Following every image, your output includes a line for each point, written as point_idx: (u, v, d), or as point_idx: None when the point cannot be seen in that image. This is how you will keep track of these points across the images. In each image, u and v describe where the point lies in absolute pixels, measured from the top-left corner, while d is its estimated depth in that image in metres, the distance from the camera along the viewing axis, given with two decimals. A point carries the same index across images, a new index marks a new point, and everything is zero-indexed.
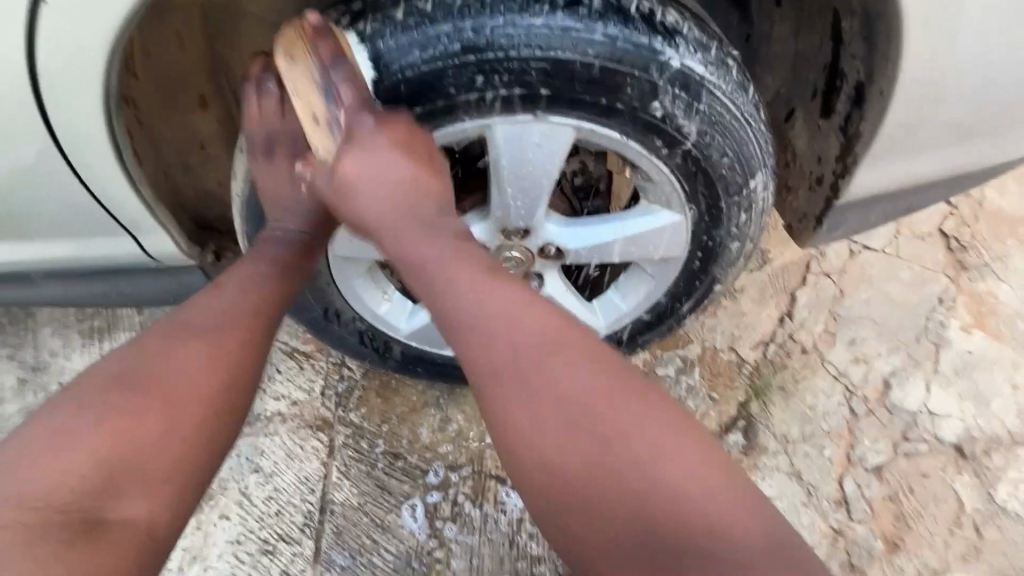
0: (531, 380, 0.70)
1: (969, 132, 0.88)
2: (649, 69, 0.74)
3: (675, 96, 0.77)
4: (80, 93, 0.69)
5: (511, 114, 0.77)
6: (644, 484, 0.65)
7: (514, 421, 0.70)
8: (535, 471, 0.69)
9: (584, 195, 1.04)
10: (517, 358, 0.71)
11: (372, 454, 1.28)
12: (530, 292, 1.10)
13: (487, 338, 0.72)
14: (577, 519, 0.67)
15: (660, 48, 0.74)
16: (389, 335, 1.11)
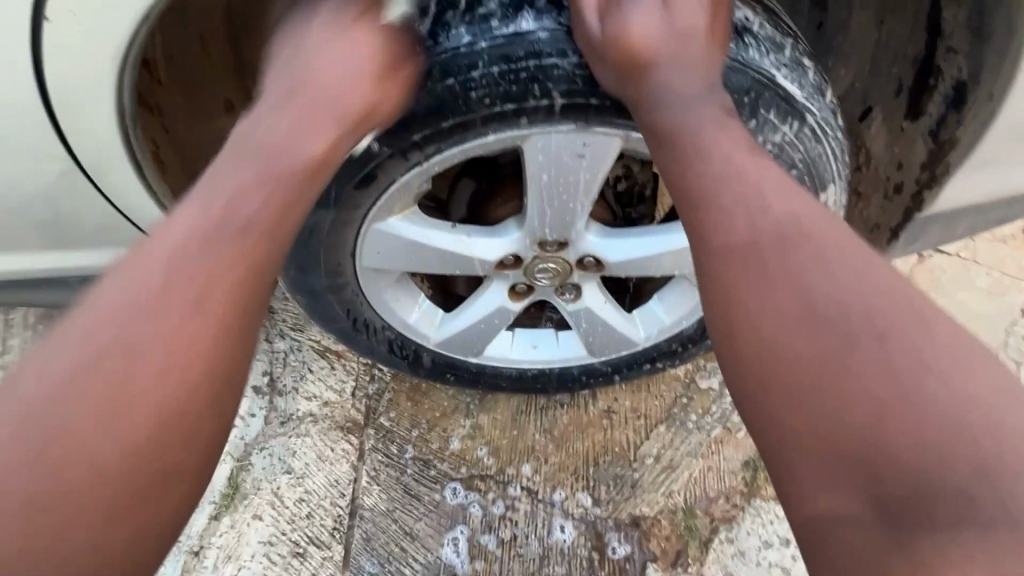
0: (826, 330, 0.52)
1: None
2: (740, 83, 0.66)
3: (769, 110, 0.68)
4: (91, 105, 0.69)
5: (546, 125, 0.69)
6: (957, 444, 0.45)
7: (775, 382, 0.52)
8: (778, 435, 0.52)
9: (628, 201, 0.96)
10: (817, 305, 0.53)
11: (402, 459, 1.26)
12: (566, 303, 1.04)
13: (810, 282, 0.54)
14: (818, 486, 0.49)
15: (749, 57, 0.65)
16: (420, 344, 1.07)
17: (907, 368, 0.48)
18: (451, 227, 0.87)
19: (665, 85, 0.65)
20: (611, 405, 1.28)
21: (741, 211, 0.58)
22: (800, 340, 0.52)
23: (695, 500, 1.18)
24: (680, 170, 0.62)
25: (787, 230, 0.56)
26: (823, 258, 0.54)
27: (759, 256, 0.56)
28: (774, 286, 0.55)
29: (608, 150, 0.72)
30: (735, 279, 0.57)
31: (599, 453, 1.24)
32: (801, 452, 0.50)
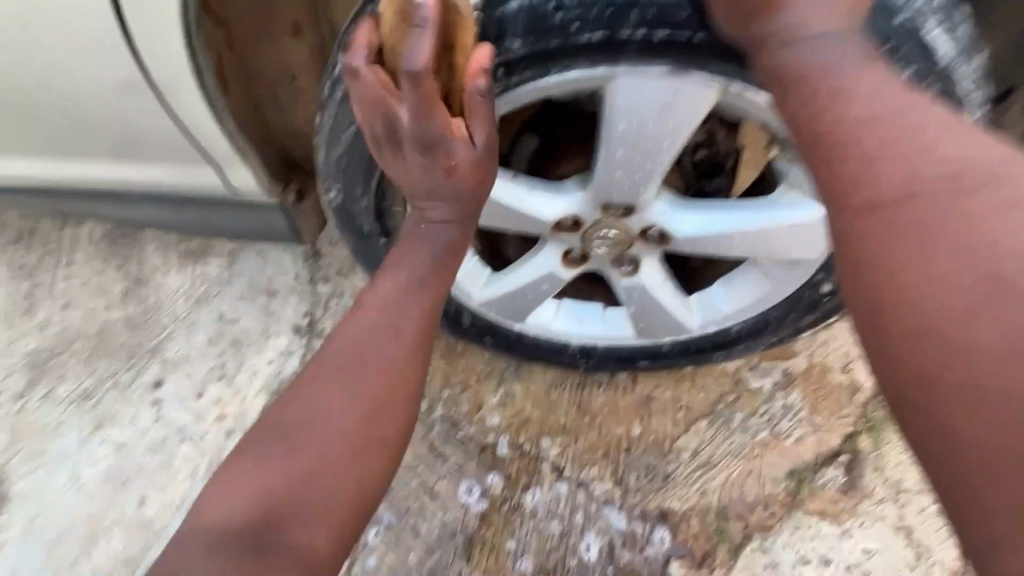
0: (1021, 316, 0.43)
1: None
2: (893, 47, 0.57)
3: (917, 78, 0.58)
4: (156, 2, 0.66)
5: (637, 64, 0.62)
6: None
7: (959, 387, 0.44)
8: (964, 450, 0.43)
9: (705, 173, 0.87)
10: (994, 276, 0.44)
11: (430, 417, 1.24)
12: (621, 277, 0.97)
13: (996, 250, 0.45)
14: (1021, 527, 0.41)
15: (903, 11, 0.56)
16: (463, 302, 1.04)
17: None
18: (511, 178, 0.82)
19: (795, 27, 0.56)
20: (652, 393, 1.21)
21: (903, 171, 0.49)
22: (983, 323, 0.44)
23: (729, 503, 1.12)
24: (813, 116, 0.54)
25: (965, 183, 0.47)
26: (1008, 217, 0.45)
27: (926, 219, 0.47)
28: (951, 258, 0.46)
29: (701, 102, 0.64)
30: (886, 244, 0.49)
31: (632, 439, 1.18)
32: (986, 473, 0.42)
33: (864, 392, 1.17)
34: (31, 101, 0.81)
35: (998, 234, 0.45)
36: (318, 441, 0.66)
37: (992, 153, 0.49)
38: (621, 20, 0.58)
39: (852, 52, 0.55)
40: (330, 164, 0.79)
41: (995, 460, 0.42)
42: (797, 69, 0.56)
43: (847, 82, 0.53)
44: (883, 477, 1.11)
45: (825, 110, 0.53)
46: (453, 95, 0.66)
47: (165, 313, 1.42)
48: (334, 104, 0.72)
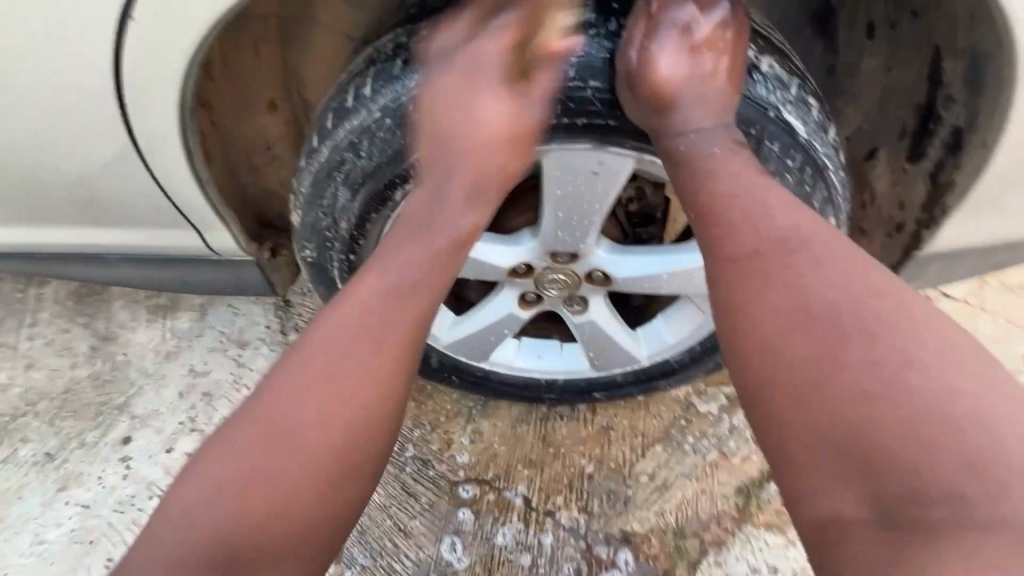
0: (818, 341, 0.57)
1: None
2: (761, 125, 0.72)
3: (784, 148, 0.72)
4: (156, 97, 0.76)
5: (568, 140, 0.74)
6: (936, 437, 0.50)
7: (780, 391, 0.58)
8: (788, 437, 0.57)
9: (640, 221, 0.99)
10: (808, 309, 0.59)
11: (401, 457, 1.30)
12: (572, 315, 1.07)
13: (806, 289, 0.60)
14: (827, 492, 0.55)
15: (764, 97, 0.71)
16: (430, 344, 1.12)
17: (902, 369, 0.53)
18: None
19: (686, 119, 0.73)
20: (610, 422, 1.30)
21: (745, 230, 0.64)
22: (797, 345, 0.58)
23: (686, 521, 1.20)
24: (690, 188, 0.69)
25: (784, 240, 0.63)
26: (818, 262, 0.61)
27: (762, 266, 0.62)
28: (771, 296, 0.61)
29: (622, 169, 0.77)
30: (737, 286, 0.63)
31: (594, 467, 1.26)
32: (802, 453, 0.56)
33: None
34: (20, 174, 0.88)
35: (805, 275, 0.60)
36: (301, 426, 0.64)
37: (806, 219, 0.64)
38: (549, 109, 0.72)
39: (718, 140, 0.71)
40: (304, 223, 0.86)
41: (808, 445, 0.56)
42: (679, 149, 0.72)
43: (714, 163, 0.69)
44: None
45: (699, 179, 0.69)
46: (412, 168, 0.78)
47: (134, 369, 1.43)
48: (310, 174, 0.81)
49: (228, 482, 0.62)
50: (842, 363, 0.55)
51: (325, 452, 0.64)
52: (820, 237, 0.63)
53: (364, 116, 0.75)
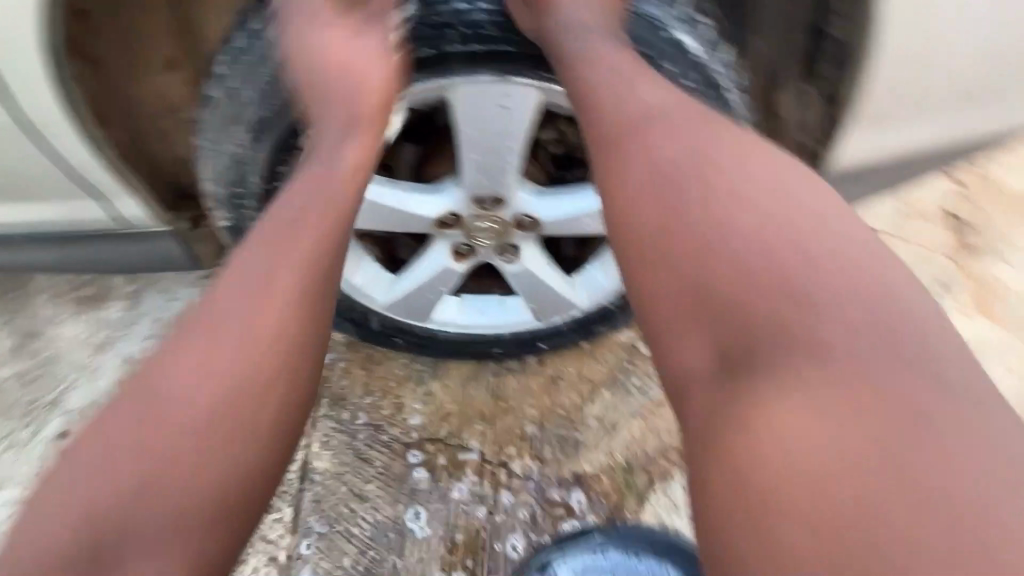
0: (698, 247, 0.60)
1: (961, 87, 0.83)
2: (654, 45, 0.76)
3: (679, 66, 0.77)
4: (21, 51, 0.71)
5: (470, 73, 0.76)
6: (789, 337, 0.54)
7: (661, 291, 0.61)
8: (665, 330, 0.61)
9: (563, 165, 1.00)
10: (697, 222, 0.61)
11: (353, 425, 1.30)
12: (506, 264, 1.08)
13: (697, 202, 0.62)
14: (691, 380, 0.59)
15: (652, 18, 0.75)
16: (367, 306, 1.11)
17: (771, 275, 0.56)
18: (390, 183, 0.92)
19: (565, 30, 0.75)
20: (558, 371, 1.33)
21: (643, 149, 0.66)
22: (684, 251, 0.61)
23: (634, 457, 1.24)
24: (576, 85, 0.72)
25: (687, 158, 0.64)
26: (716, 182, 0.62)
27: (656, 178, 0.64)
28: (665, 206, 0.63)
29: (528, 100, 0.79)
30: (636, 198, 0.65)
31: (545, 415, 1.29)
32: (676, 345, 0.60)
33: None
34: None
35: (698, 190, 0.62)
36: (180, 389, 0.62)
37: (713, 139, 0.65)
38: (443, 36, 0.73)
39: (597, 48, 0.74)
40: (213, 170, 0.83)
41: (683, 337, 0.60)
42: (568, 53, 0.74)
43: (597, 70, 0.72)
44: None
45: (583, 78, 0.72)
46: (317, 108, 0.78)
47: (63, 363, 1.37)
48: (218, 115, 0.78)
49: (140, 442, 0.60)
50: (718, 268, 0.58)
51: (228, 421, 0.62)
52: (723, 157, 0.64)
53: (258, 55, 0.76)
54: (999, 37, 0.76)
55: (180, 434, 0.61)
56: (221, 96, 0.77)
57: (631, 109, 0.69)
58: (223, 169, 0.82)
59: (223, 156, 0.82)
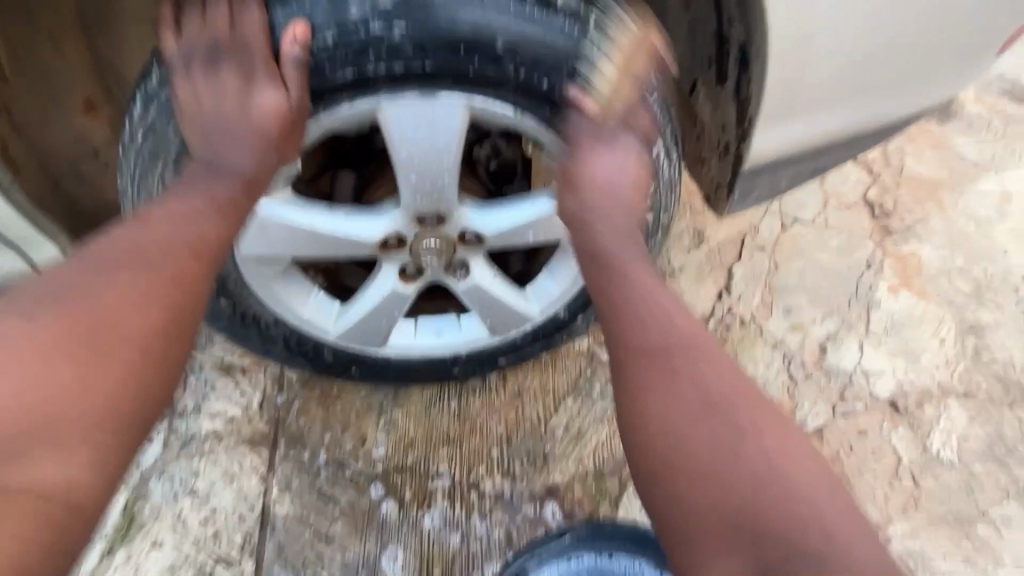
0: (658, 347, 0.74)
1: (856, 77, 0.87)
2: (568, 55, 0.74)
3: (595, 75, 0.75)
4: None
5: (393, 92, 0.73)
6: (716, 443, 0.68)
7: (633, 376, 0.74)
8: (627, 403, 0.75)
9: (503, 180, 1.02)
10: (662, 328, 0.75)
11: (313, 465, 1.25)
12: (456, 282, 1.09)
13: (660, 311, 0.77)
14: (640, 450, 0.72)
15: (565, 30, 0.73)
16: (318, 338, 1.09)
17: (710, 390, 0.72)
18: (329, 209, 0.92)
19: None
20: (521, 386, 1.33)
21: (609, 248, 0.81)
22: (650, 345, 0.74)
23: (604, 463, 1.25)
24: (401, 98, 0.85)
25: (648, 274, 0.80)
26: (670, 304, 0.78)
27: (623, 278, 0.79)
28: (634, 304, 0.77)
29: (455, 118, 0.76)
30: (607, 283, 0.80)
31: (511, 431, 1.28)
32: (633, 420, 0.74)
33: None
34: None
35: (652, 301, 0.77)
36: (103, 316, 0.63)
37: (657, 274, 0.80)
38: (362, 59, 0.70)
39: None
40: (127, 147, 0.78)
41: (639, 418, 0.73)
42: None
43: None
44: None
45: None
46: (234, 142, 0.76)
47: None
48: (153, 105, 0.76)
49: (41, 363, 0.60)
50: (672, 368, 0.73)
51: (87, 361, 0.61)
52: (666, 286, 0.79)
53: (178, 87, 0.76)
54: (877, 31, 0.82)
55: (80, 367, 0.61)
56: (167, 80, 0.76)
57: (634, 272, 0.79)
58: (135, 158, 0.78)
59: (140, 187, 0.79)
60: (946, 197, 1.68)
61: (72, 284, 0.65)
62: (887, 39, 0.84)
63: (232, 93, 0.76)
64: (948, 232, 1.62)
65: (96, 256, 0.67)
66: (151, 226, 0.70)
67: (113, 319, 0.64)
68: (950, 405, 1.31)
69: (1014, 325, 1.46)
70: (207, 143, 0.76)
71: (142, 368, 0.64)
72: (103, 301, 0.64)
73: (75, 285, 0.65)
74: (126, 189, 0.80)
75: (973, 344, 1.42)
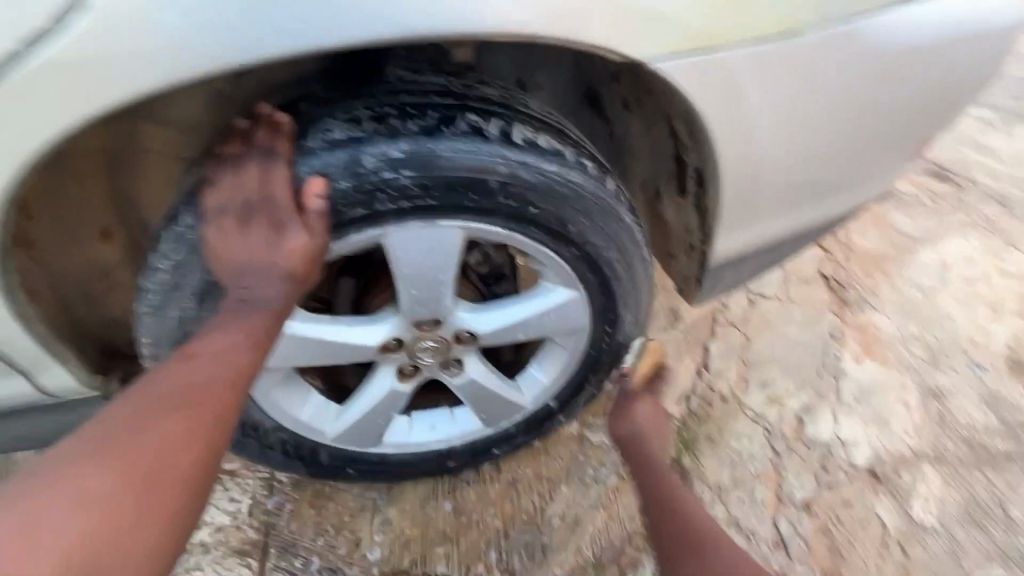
0: None
1: (797, 188, 1.01)
2: (555, 188, 0.85)
3: (578, 203, 0.87)
4: None
5: (400, 222, 0.83)
6: None
7: None
8: None
9: (493, 281, 1.10)
10: None
11: (306, 573, 1.23)
12: (452, 377, 1.13)
13: None
14: None
15: (552, 168, 0.84)
16: (316, 441, 1.11)
17: None
18: (333, 318, 0.97)
19: None
20: (516, 474, 1.34)
21: None
22: None
23: (601, 552, 1.26)
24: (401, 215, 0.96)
25: None
26: None
27: None
28: None
29: (454, 238, 0.86)
30: None
31: (509, 524, 1.28)
32: None
33: (675, 419, 1.46)
34: None
35: None
36: (164, 446, 0.65)
37: None
38: (374, 198, 0.80)
39: None
40: (155, 283, 0.82)
41: None
42: None
43: None
44: (706, 483, 1.35)
45: None
46: (260, 292, 0.79)
47: None
48: (180, 246, 0.80)
49: (98, 498, 0.60)
50: None
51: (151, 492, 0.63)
52: None
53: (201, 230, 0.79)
54: (811, 153, 0.96)
55: (142, 500, 0.62)
56: (200, 221, 0.79)
57: None
58: (161, 292, 0.83)
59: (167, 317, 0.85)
60: (892, 268, 1.85)
61: (132, 419, 0.67)
62: (821, 159, 0.98)
63: (261, 243, 0.78)
64: (899, 302, 1.77)
65: (143, 395, 0.69)
66: (194, 364, 0.73)
67: (173, 448, 0.66)
68: (924, 470, 1.38)
69: (970, 387, 1.57)
70: (242, 285, 0.79)
71: (185, 501, 0.65)
72: (151, 438, 0.65)
73: (122, 424, 0.66)
74: (147, 318, 0.85)
75: (936, 407, 1.51)
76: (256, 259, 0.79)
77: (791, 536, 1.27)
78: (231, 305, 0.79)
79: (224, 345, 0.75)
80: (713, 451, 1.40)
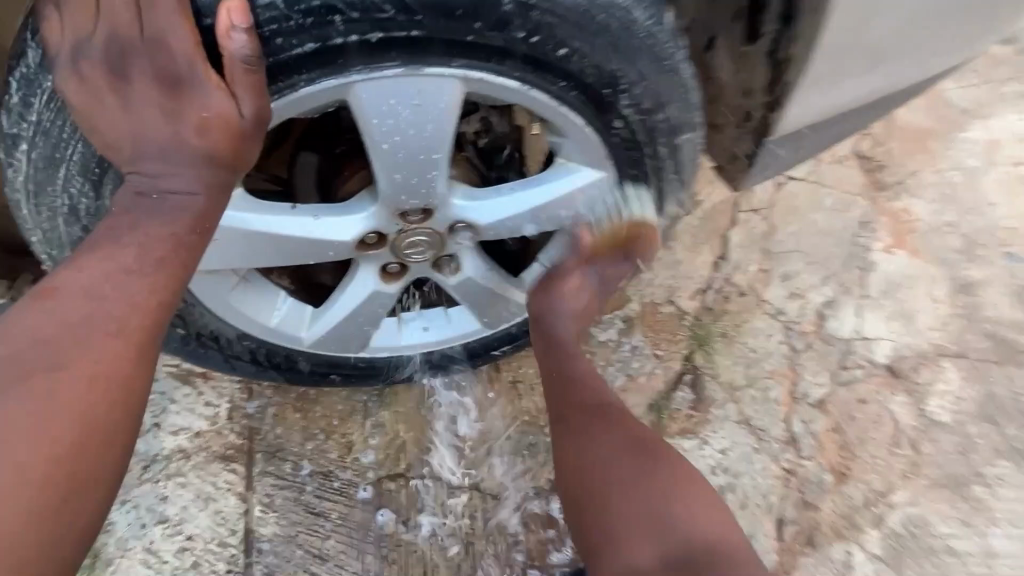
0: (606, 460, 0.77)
1: (911, 35, 0.76)
2: (589, 13, 0.62)
3: (617, 40, 0.65)
4: None
5: (370, 66, 0.61)
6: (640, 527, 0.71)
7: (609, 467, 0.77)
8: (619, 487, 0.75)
9: (495, 161, 0.88)
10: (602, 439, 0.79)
11: (298, 477, 1.14)
12: (447, 277, 0.96)
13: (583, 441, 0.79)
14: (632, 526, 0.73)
15: None
16: (291, 348, 0.95)
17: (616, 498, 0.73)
18: (293, 208, 0.76)
19: None
20: (516, 375, 1.24)
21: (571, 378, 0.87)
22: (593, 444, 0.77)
23: None
24: None
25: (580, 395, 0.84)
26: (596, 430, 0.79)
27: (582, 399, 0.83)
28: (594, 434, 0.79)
29: (448, 92, 0.65)
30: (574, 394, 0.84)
31: (511, 426, 1.20)
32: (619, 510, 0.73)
33: (688, 315, 1.33)
34: None
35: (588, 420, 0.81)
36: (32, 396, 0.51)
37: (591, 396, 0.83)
38: (329, 24, 0.58)
39: None
40: (20, 157, 0.64)
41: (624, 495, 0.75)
42: None
43: None
44: (720, 382, 1.27)
45: None
46: (160, 176, 0.60)
47: None
48: (36, 101, 0.61)
49: None
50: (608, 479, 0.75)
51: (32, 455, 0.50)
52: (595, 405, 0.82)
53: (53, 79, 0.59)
54: None
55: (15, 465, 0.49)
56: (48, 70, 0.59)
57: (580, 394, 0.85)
58: (33, 172, 0.65)
59: (48, 204, 0.67)
60: (935, 147, 1.63)
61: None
62: None
63: (153, 103, 0.58)
64: (939, 186, 1.58)
65: (19, 332, 0.54)
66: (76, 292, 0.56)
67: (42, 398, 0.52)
68: (944, 366, 1.31)
69: (1002, 279, 1.46)
70: (142, 170, 0.60)
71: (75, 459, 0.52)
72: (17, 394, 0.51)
73: None
74: (26, 209, 0.69)
75: (965, 302, 1.41)
76: (151, 132, 0.59)
77: (803, 434, 1.22)
78: (127, 200, 0.60)
79: (112, 252, 0.58)
80: (728, 349, 1.30)
